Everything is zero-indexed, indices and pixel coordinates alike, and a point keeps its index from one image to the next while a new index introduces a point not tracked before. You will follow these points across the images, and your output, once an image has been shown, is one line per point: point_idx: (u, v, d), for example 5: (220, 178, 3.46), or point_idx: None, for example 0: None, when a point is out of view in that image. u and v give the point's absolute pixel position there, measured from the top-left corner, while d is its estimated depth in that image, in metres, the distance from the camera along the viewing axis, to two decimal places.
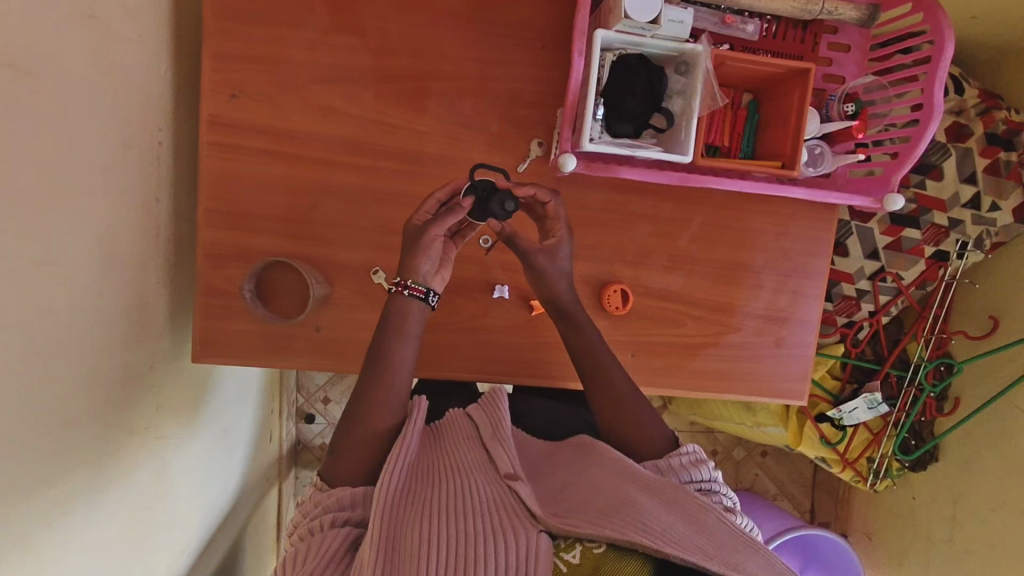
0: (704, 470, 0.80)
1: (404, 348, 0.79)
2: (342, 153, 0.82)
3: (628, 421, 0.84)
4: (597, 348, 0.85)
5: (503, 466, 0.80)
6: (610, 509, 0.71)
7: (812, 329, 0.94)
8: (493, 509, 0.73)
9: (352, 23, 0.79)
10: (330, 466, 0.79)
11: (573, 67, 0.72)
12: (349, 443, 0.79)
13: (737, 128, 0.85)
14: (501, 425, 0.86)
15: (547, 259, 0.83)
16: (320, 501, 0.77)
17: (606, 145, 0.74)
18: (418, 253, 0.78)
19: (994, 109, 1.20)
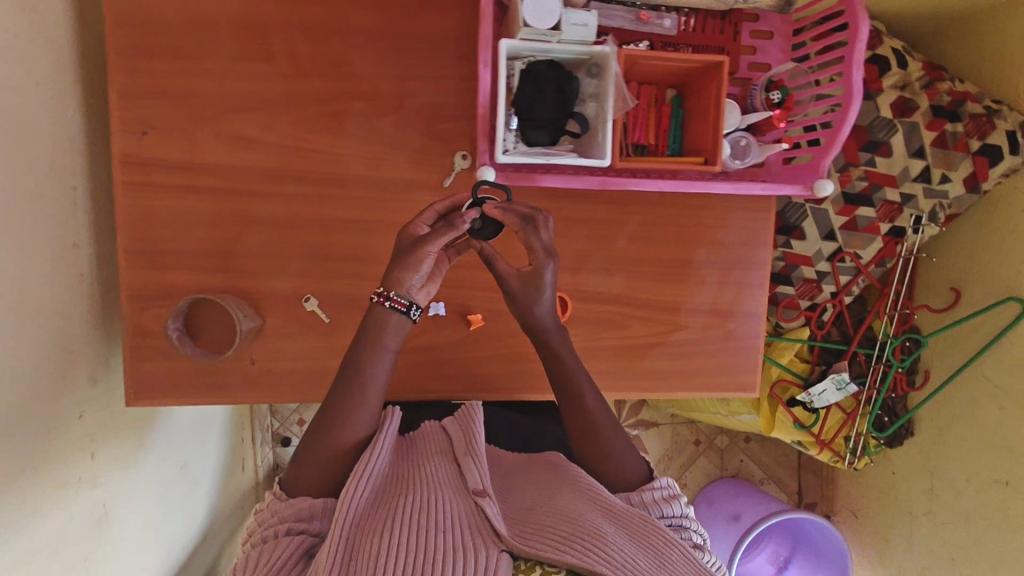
0: (676, 504, 0.79)
1: (379, 363, 0.77)
2: (263, 182, 0.80)
3: (597, 446, 0.82)
4: (572, 369, 0.84)
5: (473, 482, 0.78)
6: (573, 537, 0.70)
7: (760, 320, 0.93)
8: (460, 527, 0.71)
9: (260, 50, 0.78)
10: (291, 473, 0.77)
11: (479, 79, 0.70)
12: (315, 454, 0.76)
13: (662, 125, 0.83)
14: (474, 440, 0.83)
15: (527, 282, 0.80)
16: (277, 510, 0.75)
17: (521, 155, 0.73)
18: (401, 267, 0.75)
19: (937, 81, 1.20)
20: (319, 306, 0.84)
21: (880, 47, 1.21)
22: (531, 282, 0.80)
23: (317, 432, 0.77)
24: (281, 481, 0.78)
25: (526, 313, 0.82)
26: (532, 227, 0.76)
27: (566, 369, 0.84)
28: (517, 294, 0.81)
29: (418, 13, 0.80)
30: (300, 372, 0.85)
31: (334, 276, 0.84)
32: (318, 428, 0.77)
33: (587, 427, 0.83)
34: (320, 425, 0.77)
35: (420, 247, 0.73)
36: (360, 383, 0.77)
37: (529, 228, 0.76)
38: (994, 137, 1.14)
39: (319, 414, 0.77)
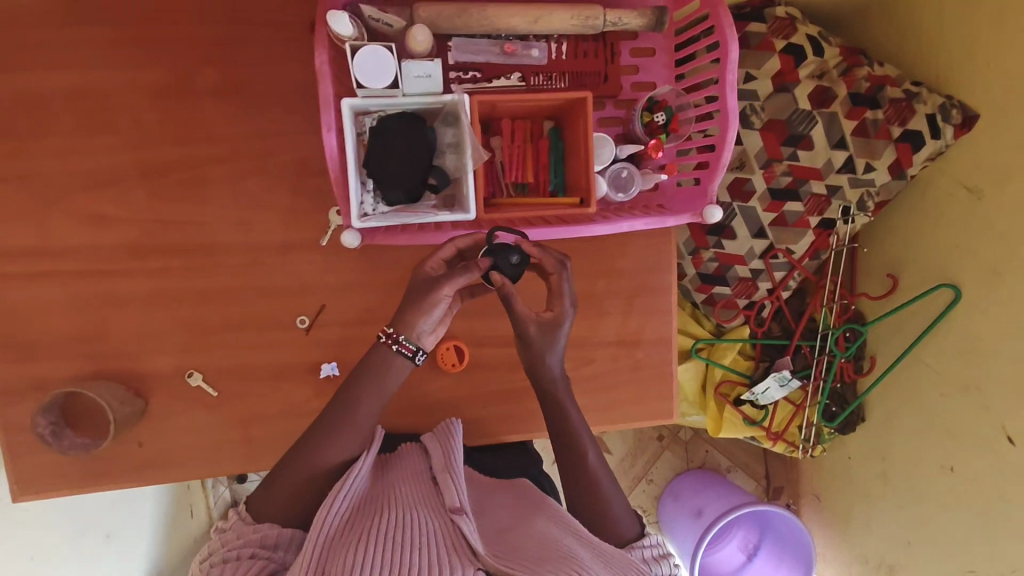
0: (665, 564, 0.77)
1: (368, 403, 0.74)
2: (125, 259, 0.77)
3: (597, 502, 0.79)
4: (577, 427, 0.80)
5: (449, 499, 0.72)
6: (548, 560, 0.65)
7: (670, 347, 0.90)
8: (434, 548, 0.66)
9: (105, 123, 0.75)
10: (262, 498, 0.74)
11: (324, 143, 0.66)
12: (300, 477, 0.73)
13: (541, 159, 0.79)
14: (452, 456, 0.77)
15: (545, 332, 0.74)
16: (240, 534, 0.71)
17: (380, 218, 0.69)
18: (415, 310, 0.71)
19: (856, 67, 1.17)
20: (204, 380, 0.81)
21: (794, 35, 1.16)
22: (549, 332, 0.74)
23: (303, 467, 0.73)
24: (250, 504, 0.74)
25: (534, 363, 0.77)
26: (563, 273, 0.73)
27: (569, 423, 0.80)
28: (533, 339, 0.74)
29: (268, 69, 0.76)
30: (193, 449, 0.81)
31: (216, 347, 0.81)
32: (312, 456, 0.73)
33: (586, 482, 0.80)
34: (308, 451, 0.73)
35: (437, 290, 0.69)
36: (343, 420, 0.74)
37: (564, 272, 0.72)
38: (913, 123, 1.10)
39: (305, 448, 0.74)
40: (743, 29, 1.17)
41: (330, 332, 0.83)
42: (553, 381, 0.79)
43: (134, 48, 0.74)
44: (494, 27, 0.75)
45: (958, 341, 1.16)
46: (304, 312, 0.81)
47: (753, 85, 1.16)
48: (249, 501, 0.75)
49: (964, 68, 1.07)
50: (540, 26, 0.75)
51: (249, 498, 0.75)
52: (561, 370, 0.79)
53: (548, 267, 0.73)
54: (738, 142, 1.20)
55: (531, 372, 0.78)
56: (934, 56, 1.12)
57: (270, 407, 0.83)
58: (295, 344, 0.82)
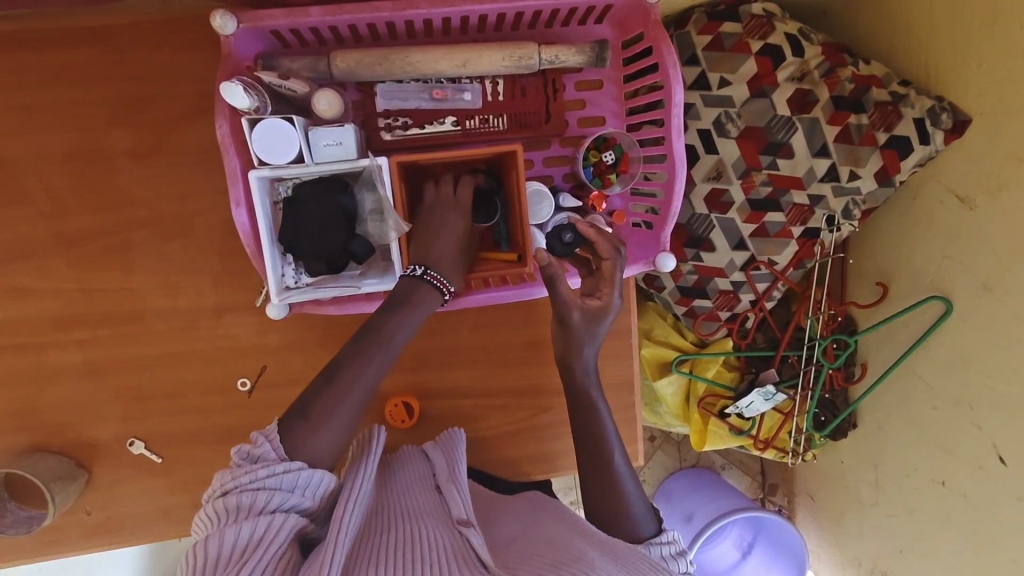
0: (682, 562, 0.70)
1: (402, 331, 0.64)
2: (54, 331, 0.75)
3: (614, 500, 0.72)
4: (600, 416, 0.73)
5: (455, 510, 0.66)
6: (559, 561, 0.59)
7: (633, 391, 0.86)
8: (442, 560, 0.59)
9: (19, 194, 0.72)
10: (298, 440, 0.60)
11: (234, 218, 0.63)
12: (327, 433, 0.62)
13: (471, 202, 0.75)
14: (457, 468, 0.73)
15: (591, 321, 0.69)
16: (271, 472, 0.58)
17: (300, 293, 0.66)
18: (432, 236, 0.66)
19: (839, 66, 1.08)
20: (147, 447, 0.79)
21: (772, 34, 1.08)
22: (594, 322, 0.69)
23: (326, 416, 0.62)
24: (285, 433, 0.61)
25: (569, 351, 0.72)
26: (620, 259, 0.70)
27: (586, 424, 0.73)
28: (575, 325, 0.70)
29: (184, 126, 0.72)
30: (140, 515, 0.80)
31: (155, 414, 0.78)
32: (340, 402, 0.62)
33: (604, 478, 0.72)
34: (335, 394, 0.62)
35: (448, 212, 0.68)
36: (369, 353, 0.63)
37: (619, 258, 0.69)
38: (900, 128, 1.03)
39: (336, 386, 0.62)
40: (715, 30, 1.09)
41: (272, 394, 0.79)
42: (575, 372, 0.73)
43: (42, 114, 0.70)
44: (420, 73, 0.69)
45: (947, 355, 1.09)
46: (245, 374, 0.78)
47: (727, 91, 1.10)
48: (282, 427, 0.61)
49: (953, 67, 0.98)
50: (469, 69, 0.69)
51: (282, 425, 0.61)
52: (595, 363, 0.74)
53: (604, 252, 0.70)
54: (713, 151, 1.12)
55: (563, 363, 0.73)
56: (925, 52, 1.03)
57: (217, 470, 0.80)
58: (237, 407, 0.79)
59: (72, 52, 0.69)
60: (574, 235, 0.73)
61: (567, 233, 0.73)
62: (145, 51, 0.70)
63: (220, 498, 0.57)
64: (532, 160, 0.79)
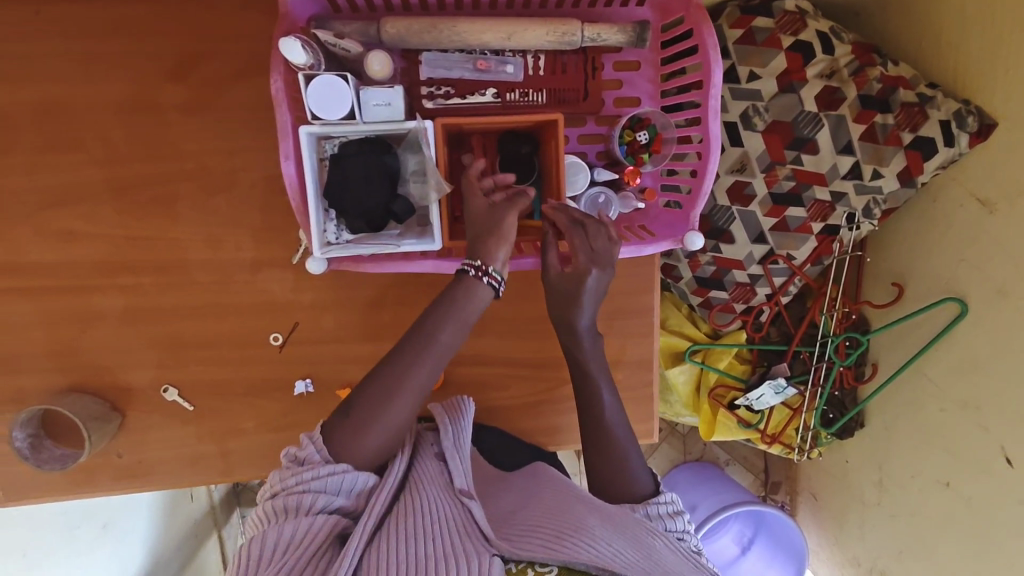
0: (679, 520, 0.74)
1: (446, 336, 0.68)
2: (96, 276, 0.78)
3: (613, 459, 0.77)
4: (599, 378, 0.78)
5: (456, 479, 0.71)
6: (560, 531, 0.64)
7: (652, 369, 0.88)
8: (446, 531, 0.64)
9: (74, 139, 0.74)
10: (342, 433, 0.66)
11: (283, 171, 0.65)
12: (372, 428, 0.67)
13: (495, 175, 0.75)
14: (461, 436, 0.75)
15: (568, 281, 0.71)
16: (315, 475, 0.64)
17: (341, 248, 0.68)
18: (482, 233, 0.68)
19: (868, 66, 1.09)
20: (180, 395, 0.82)
21: (804, 31, 1.10)
22: (571, 284, 0.71)
23: (375, 410, 0.67)
24: (327, 436, 0.67)
25: (561, 313, 0.74)
26: (581, 232, 0.69)
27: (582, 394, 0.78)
28: (555, 285, 0.72)
29: (234, 83, 0.75)
30: (171, 461, 0.83)
31: (189, 363, 0.81)
32: (421, 352, 0.68)
33: (605, 443, 0.77)
34: (415, 344, 0.68)
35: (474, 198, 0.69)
36: (416, 358, 0.68)
37: (578, 230, 0.69)
38: (925, 130, 1.04)
39: (385, 381, 0.67)
40: (748, 24, 1.11)
41: (303, 350, 0.82)
42: (577, 336, 0.76)
43: (99, 64, 0.73)
44: (466, 42, 0.71)
45: (958, 358, 1.11)
46: (277, 330, 0.81)
47: (755, 85, 1.11)
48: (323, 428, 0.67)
49: (983, 70, 0.99)
50: (513, 43, 0.71)
51: (325, 428, 0.67)
52: (590, 323, 0.76)
53: (562, 227, 0.70)
54: (739, 144, 1.15)
55: (558, 326, 0.76)
56: (955, 55, 1.04)
57: (246, 422, 0.84)
58: (269, 360, 0.82)
59: (133, 5, 0.72)
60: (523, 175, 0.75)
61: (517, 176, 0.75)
62: (201, 8, 0.73)
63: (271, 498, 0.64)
64: (568, 136, 0.81)
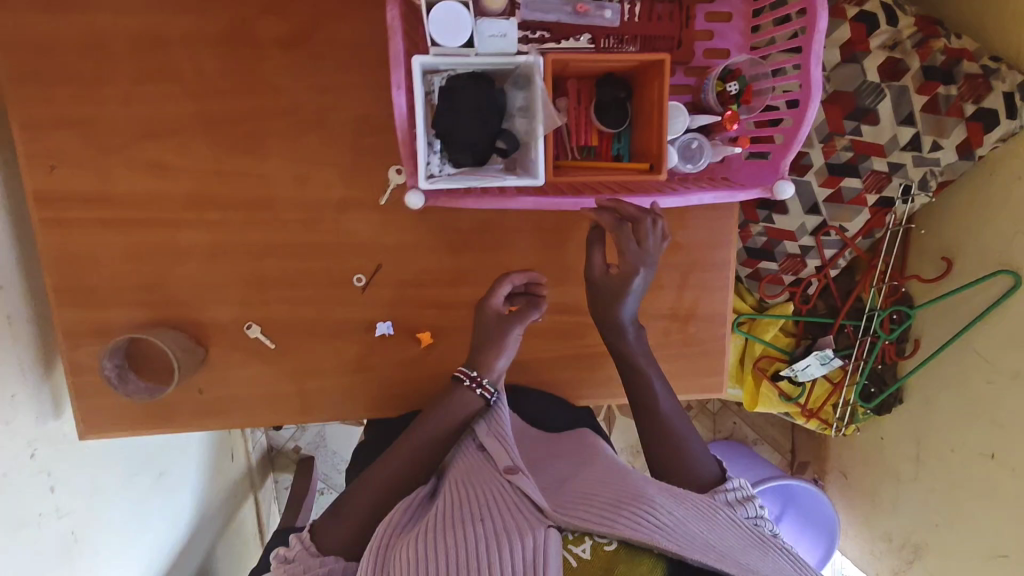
0: (750, 507, 0.72)
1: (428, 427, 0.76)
2: (186, 210, 0.78)
3: (670, 438, 0.78)
4: (640, 359, 0.80)
5: (502, 461, 0.74)
6: (620, 500, 0.66)
7: (723, 323, 0.90)
8: (495, 507, 0.67)
9: (169, 71, 0.74)
10: (329, 527, 0.72)
11: (394, 101, 0.65)
12: (363, 512, 0.73)
13: (588, 120, 0.76)
14: (498, 421, 0.79)
15: (612, 282, 0.76)
16: (307, 566, 0.69)
17: (446, 181, 0.68)
18: (487, 350, 0.77)
19: (932, 38, 1.10)
20: (262, 333, 0.82)
21: (868, 2, 1.11)
22: (614, 286, 0.76)
23: (370, 496, 0.74)
24: (314, 534, 0.73)
25: (605, 312, 0.79)
26: (625, 231, 0.71)
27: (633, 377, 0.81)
28: (597, 284, 0.78)
29: (333, 19, 0.75)
30: (250, 399, 0.84)
31: (273, 301, 0.82)
32: (414, 446, 0.76)
33: (656, 430, 0.79)
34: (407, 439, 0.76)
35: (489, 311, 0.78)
36: (406, 446, 0.76)
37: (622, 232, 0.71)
38: (989, 101, 1.06)
39: (380, 472, 0.75)
40: None
41: (385, 291, 0.83)
42: (620, 329, 0.79)
43: None
44: None
45: (1009, 329, 1.13)
46: (361, 271, 0.82)
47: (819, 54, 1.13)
48: (311, 529, 0.73)
49: None
50: None
51: (313, 526, 0.74)
52: (632, 318, 0.79)
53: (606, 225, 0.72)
54: None
55: (602, 325, 0.80)
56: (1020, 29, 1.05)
57: (324, 363, 0.84)
58: (351, 302, 0.83)
59: None
60: (618, 119, 0.75)
61: (612, 121, 0.75)
62: None
63: None
64: None
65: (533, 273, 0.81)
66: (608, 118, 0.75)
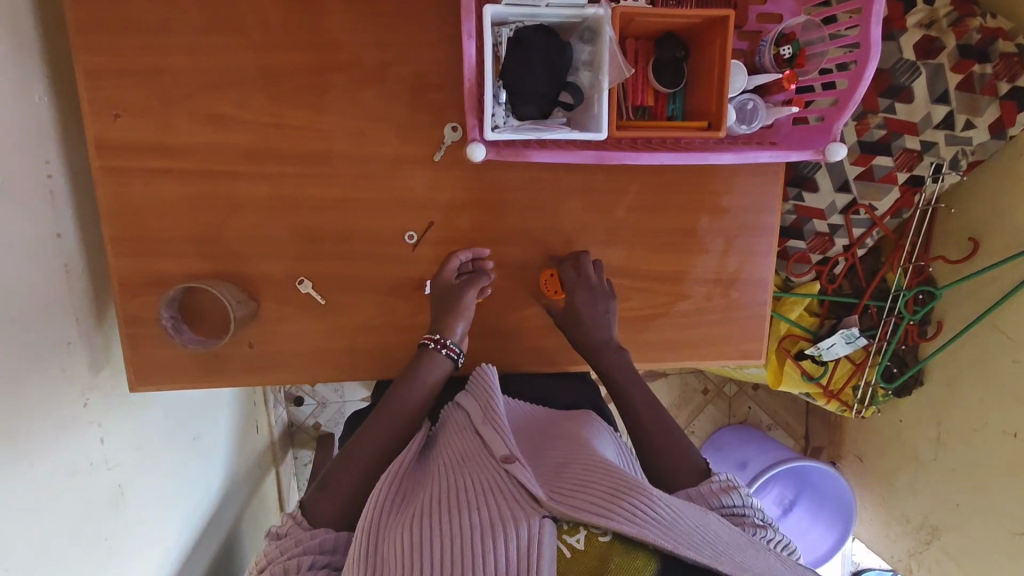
0: (734, 495, 0.74)
1: (409, 395, 0.78)
2: (244, 162, 0.78)
3: (666, 446, 0.80)
4: (628, 383, 0.83)
5: (498, 449, 0.73)
6: (616, 493, 0.65)
7: (765, 289, 0.91)
8: (489, 494, 0.67)
9: (231, 22, 0.74)
10: (319, 501, 0.74)
11: (464, 50, 0.66)
12: (349, 487, 0.74)
13: (647, 79, 0.77)
14: (493, 408, 0.79)
15: (574, 313, 0.83)
16: (299, 540, 0.71)
17: (511, 131, 0.69)
18: (450, 317, 0.80)
19: (968, 17, 1.11)
20: (314, 288, 0.83)
21: None
22: (577, 313, 0.83)
23: (356, 472, 0.75)
24: (306, 510, 0.74)
25: (584, 337, 0.83)
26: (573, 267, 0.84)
27: (622, 385, 0.83)
28: (563, 318, 0.84)
29: None
30: (300, 354, 0.84)
31: (326, 257, 0.82)
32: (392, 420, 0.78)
33: (649, 436, 0.81)
34: (386, 412, 0.78)
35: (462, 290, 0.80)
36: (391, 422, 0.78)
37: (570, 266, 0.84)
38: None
39: (362, 447, 0.76)
40: None
41: (436, 250, 0.84)
42: (603, 351, 0.83)
43: None
44: None
45: None
46: (414, 228, 0.82)
47: None
48: (303, 505, 0.75)
49: None
50: None
51: (303, 503, 0.75)
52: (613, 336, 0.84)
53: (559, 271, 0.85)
54: None
55: (584, 351, 0.84)
56: None
57: (373, 320, 0.85)
58: (403, 259, 0.83)
59: None
60: (675, 77, 0.76)
61: (670, 79, 0.76)
62: None
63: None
64: None
65: (481, 249, 0.84)
66: (666, 76, 0.76)
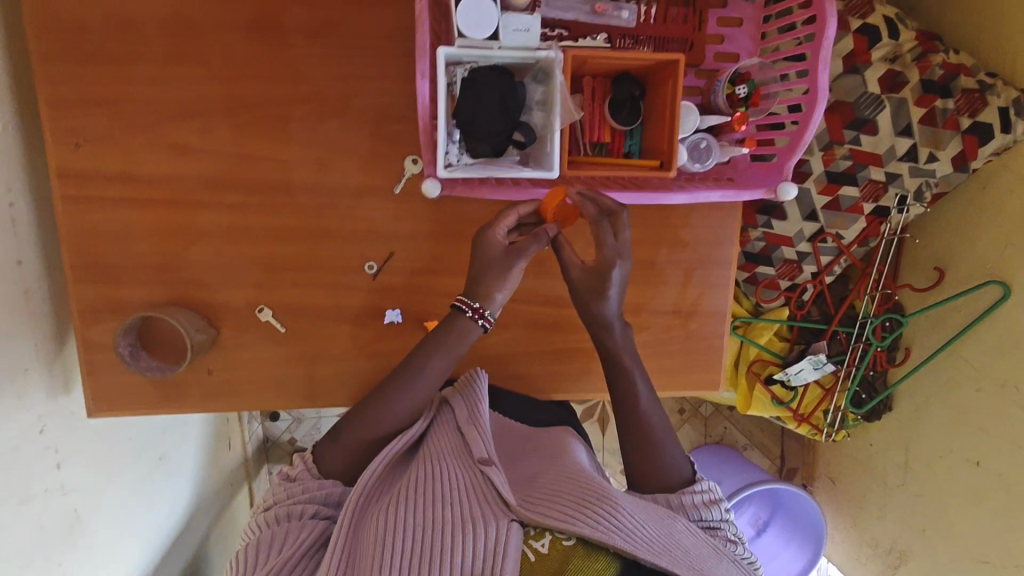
0: (716, 509, 0.74)
1: (436, 365, 0.76)
2: (207, 192, 0.79)
3: (650, 451, 0.79)
4: (630, 365, 0.81)
5: (477, 451, 0.74)
6: (586, 501, 0.66)
7: (724, 320, 0.92)
8: (463, 497, 0.68)
9: (195, 54, 0.75)
10: (330, 453, 0.75)
11: (418, 90, 0.67)
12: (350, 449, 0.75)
13: (603, 116, 0.78)
14: (478, 410, 0.78)
15: (592, 277, 0.78)
16: (307, 487, 0.73)
17: (463, 169, 0.70)
18: (491, 275, 0.75)
19: (931, 52, 1.14)
20: (274, 316, 0.83)
21: (871, 15, 1.14)
22: (595, 280, 0.78)
23: (357, 440, 0.76)
24: (315, 455, 0.76)
25: (589, 311, 0.80)
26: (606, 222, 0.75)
27: (622, 369, 0.81)
28: (578, 282, 0.79)
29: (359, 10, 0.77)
30: (260, 381, 0.85)
31: (288, 285, 0.83)
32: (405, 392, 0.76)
33: (641, 429, 0.80)
34: (401, 380, 0.77)
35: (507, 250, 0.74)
36: (402, 393, 0.76)
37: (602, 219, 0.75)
38: (986, 115, 1.09)
39: (361, 419, 0.76)
40: None
41: (397, 279, 0.84)
42: (608, 326, 0.80)
43: None
44: None
45: (998, 336, 1.16)
46: (374, 258, 0.83)
47: None
48: (315, 450, 0.77)
49: None
50: None
51: (314, 448, 0.77)
52: (618, 314, 0.81)
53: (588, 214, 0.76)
54: None
55: (589, 325, 0.81)
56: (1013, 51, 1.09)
57: (334, 347, 0.85)
58: (364, 288, 0.84)
59: None
60: (631, 115, 0.78)
61: (625, 117, 0.78)
62: None
63: (263, 512, 0.72)
64: None
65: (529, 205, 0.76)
66: (622, 114, 0.78)
